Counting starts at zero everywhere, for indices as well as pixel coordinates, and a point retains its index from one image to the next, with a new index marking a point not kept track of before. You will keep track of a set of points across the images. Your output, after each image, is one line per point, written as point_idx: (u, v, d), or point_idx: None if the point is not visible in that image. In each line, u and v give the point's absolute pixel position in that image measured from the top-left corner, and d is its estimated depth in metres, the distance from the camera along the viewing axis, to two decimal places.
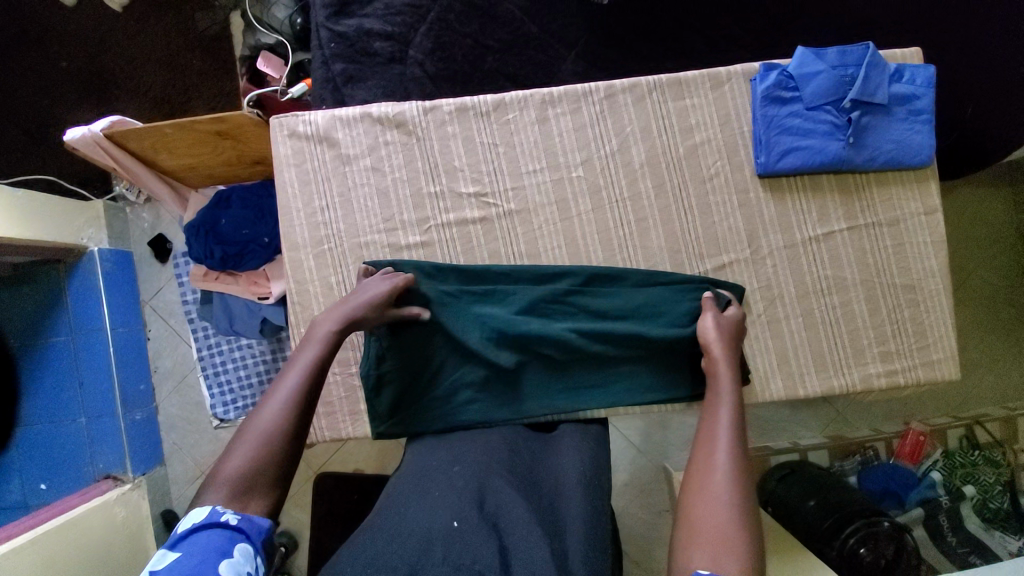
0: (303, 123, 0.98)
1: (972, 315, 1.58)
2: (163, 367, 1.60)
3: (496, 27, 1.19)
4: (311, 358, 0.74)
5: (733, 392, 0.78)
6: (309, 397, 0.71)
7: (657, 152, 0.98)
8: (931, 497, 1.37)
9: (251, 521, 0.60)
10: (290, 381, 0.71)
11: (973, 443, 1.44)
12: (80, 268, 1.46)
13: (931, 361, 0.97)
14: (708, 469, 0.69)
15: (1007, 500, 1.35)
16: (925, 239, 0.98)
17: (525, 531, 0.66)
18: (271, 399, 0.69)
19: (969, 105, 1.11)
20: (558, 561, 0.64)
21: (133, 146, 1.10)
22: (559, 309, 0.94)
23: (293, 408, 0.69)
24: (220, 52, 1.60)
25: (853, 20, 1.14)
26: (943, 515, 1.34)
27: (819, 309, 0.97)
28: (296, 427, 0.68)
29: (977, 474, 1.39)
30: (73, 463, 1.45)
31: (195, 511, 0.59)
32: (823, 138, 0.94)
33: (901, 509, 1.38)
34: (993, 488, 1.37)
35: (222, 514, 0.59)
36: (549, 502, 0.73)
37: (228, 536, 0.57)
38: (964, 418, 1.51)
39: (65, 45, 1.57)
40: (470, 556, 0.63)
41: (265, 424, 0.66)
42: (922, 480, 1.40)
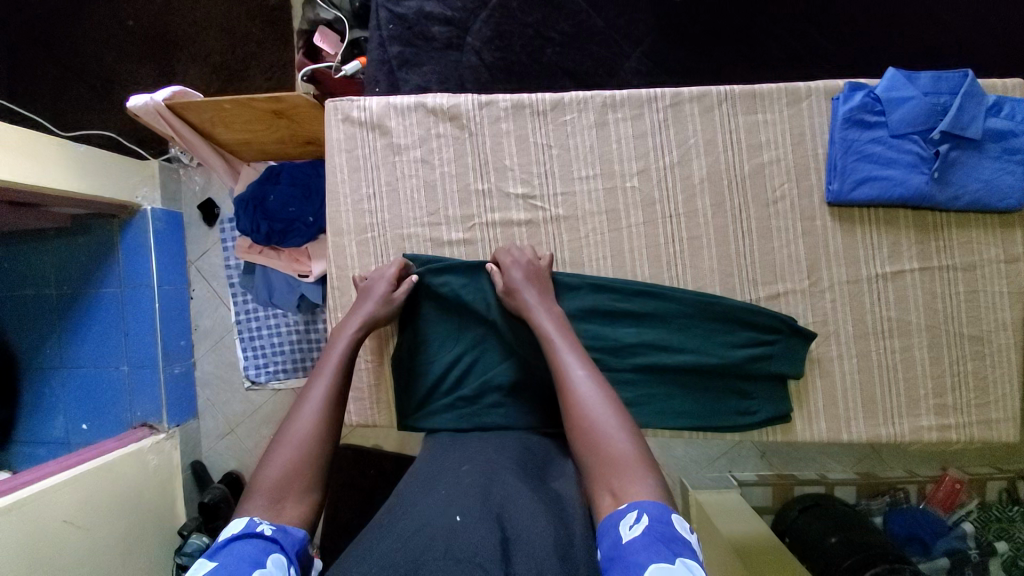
0: (358, 108, 0.97)
1: None
2: (202, 327, 1.66)
3: (560, 18, 1.14)
4: (334, 367, 0.80)
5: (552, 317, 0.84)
6: (336, 406, 0.76)
7: (719, 168, 0.92)
8: (958, 548, 1.28)
9: (284, 531, 0.61)
10: (316, 390, 0.76)
11: (1013, 498, 1.38)
12: (132, 225, 1.51)
13: (990, 421, 0.90)
14: (580, 407, 0.73)
15: None
16: (1002, 289, 0.90)
17: (530, 526, 0.63)
18: (302, 408, 0.74)
19: None
20: (562, 552, 0.59)
21: (191, 117, 1.11)
22: (603, 322, 0.91)
23: (323, 415, 0.74)
24: (280, 23, 1.60)
25: (951, 39, 1.04)
26: (970, 568, 1.26)
27: (876, 352, 0.91)
28: (328, 433, 0.73)
29: (1013, 531, 1.30)
30: (114, 409, 1.53)
31: (233, 524, 0.60)
32: (904, 170, 0.87)
33: (925, 557, 1.30)
34: None
35: (257, 526, 0.59)
36: (554, 495, 0.71)
37: (262, 545, 0.57)
38: (1008, 471, 1.44)
39: (134, 5, 1.60)
40: (471, 549, 0.58)
41: (300, 434, 0.71)
42: (951, 530, 1.33)
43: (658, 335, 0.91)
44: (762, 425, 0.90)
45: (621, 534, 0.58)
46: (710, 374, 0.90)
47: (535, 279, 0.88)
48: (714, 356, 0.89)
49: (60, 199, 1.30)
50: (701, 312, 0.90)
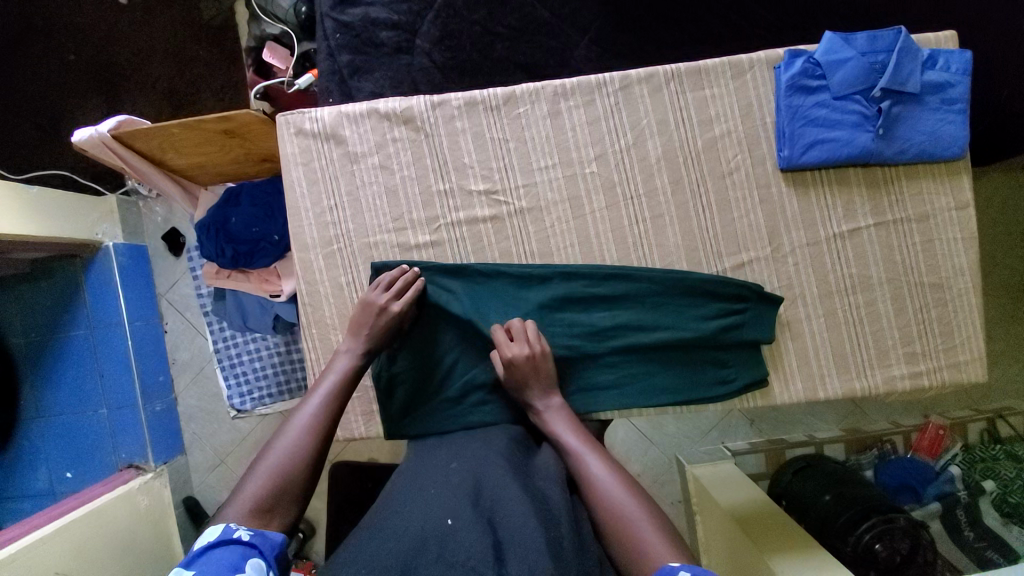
0: (310, 120, 0.96)
1: (995, 307, 1.57)
2: (180, 359, 1.63)
3: (505, 12, 1.14)
4: (328, 387, 0.81)
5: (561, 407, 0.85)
6: (325, 425, 0.76)
7: (674, 146, 0.94)
8: (949, 492, 1.34)
9: (262, 536, 0.61)
10: (308, 410, 0.77)
11: (995, 437, 1.43)
12: (96, 263, 1.47)
13: (958, 363, 0.94)
14: (602, 491, 0.72)
15: None
16: (955, 235, 0.94)
17: (520, 522, 0.63)
18: (291, 426, 0.75)
19: (1006, 88, 1.06)
20: (552, 548, 0.61)
21: (141, 145, 1.09)
22: (577, 309, 0.92)
23: (310, 435, 0.74)
24: (227, 43, 1.58)
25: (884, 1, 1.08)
26: (961, 509, 1.30)
27: (842, 309, 0.93)
28: (313, 451, 0.73)
29: (996, 469, 1.35)
30: (96, 454, 1.48)
31: (209, 531, 0.60)
32: (850, 130, 0.89)
33: (917, 504, 1.35)
34: (1014, 484, 1.30)
35: (235, 531, 0.60)
36: (541, 490, 0.71)
37: (241, 552, 0.58)
38: (987, 412, 1.50)
39: (72, 38, 1.55)
40: (465, 552, 0.59)
41: (284, 451, 0.71)
42: (939, 474, 1.38)
43: (632, 316, 0.92)
44: (740, 392, 0.92)
45: None
46: (685, 348, 0.92)
47: (534, 371, 0.85)
48: (688, 329, 0.90)
49: (14, 243, 1.26)
50: (672, 288, 0.92)
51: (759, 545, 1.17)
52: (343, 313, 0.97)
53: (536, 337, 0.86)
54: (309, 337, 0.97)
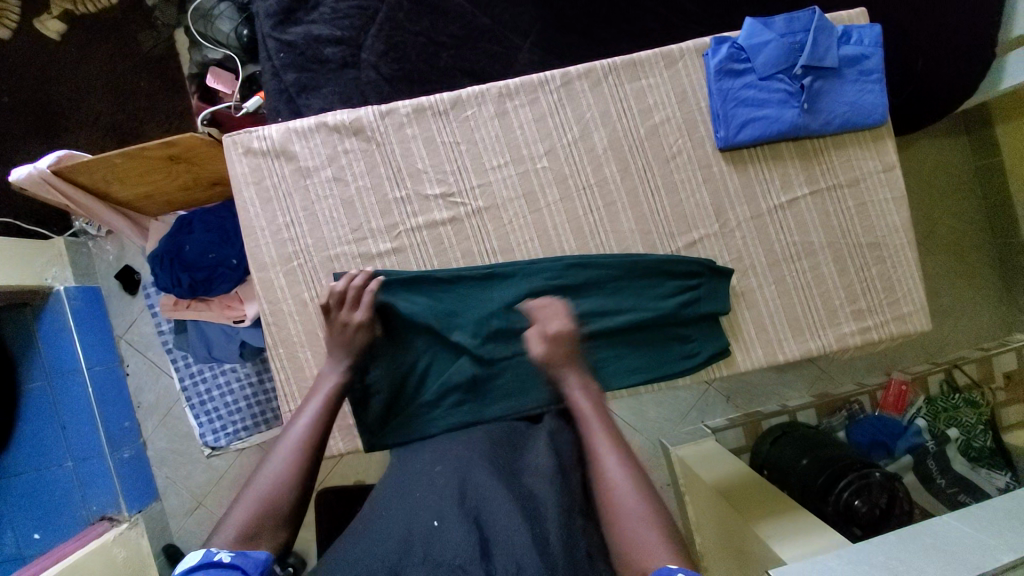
0: (258, 139, 0.96)
1: (940, 263, 1.69)
2: (146, 402, 1.57)
3: (448, 22, 1.18)
4: (315, 406, 0.79)
5: (584, 385, 0.81)
6: (316, 444, 0.75)
7: (618, 135, 0.97)
8: (919, 443, 1.43)
9: (245, 555, 0.60)
10: (296, 427, 0.76)
11: (953, 386, 1.53)
12: (48, 310, 1.41)
13: (903, 315, 1.00)
14: (607, 478, 0.70)
15: (989, 438, 1.43)
16: (885, 196, 1.00)
17: (506, 522, 0.62)
18: (277, 448, 0.73)
19: (921, 59, 1.18)
20: (539, 547, 0.60)
21: (85, 180, 1.05)
22: (542, 299, 0.94)
23: (299, 454, 0.73)
24: (169, 71, 1.55)
25: None
26: (931, 459, 1.41)
27: (790, 276, 0.98)
28: (304, 471, 0.72)
29: (958, 416, 1.46)
30: (65, 509, 1.41)
31: (194, 555, 0.60)
32: (778, 107, 0.94)
33: (891, 458, 1.44)
34: (975, 428, 1.44)
35: (215, 554, 0.59)
36: (527, 487, 0.69)
37: (221, 574, 0.57)
38: (943, 363, 1.60)
39: (6, 80, 1.51)
40: (451, 552, 0.60)
41: (274, 472, 0.70)
42: (908, 428, 1.47)
43: (598, 303, 0.94)
44: (706, 363, 0.95)
45: None
46: (650, 327, 0.95)
47: (574, 343, 0.86)
48: (651, 308, 0.94)
49: None
50: (632, 272, 0.95)
51: (747, 515, 1.20)
52: (309, 329, 0.96)
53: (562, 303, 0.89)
54: (277, 357, 0.96)
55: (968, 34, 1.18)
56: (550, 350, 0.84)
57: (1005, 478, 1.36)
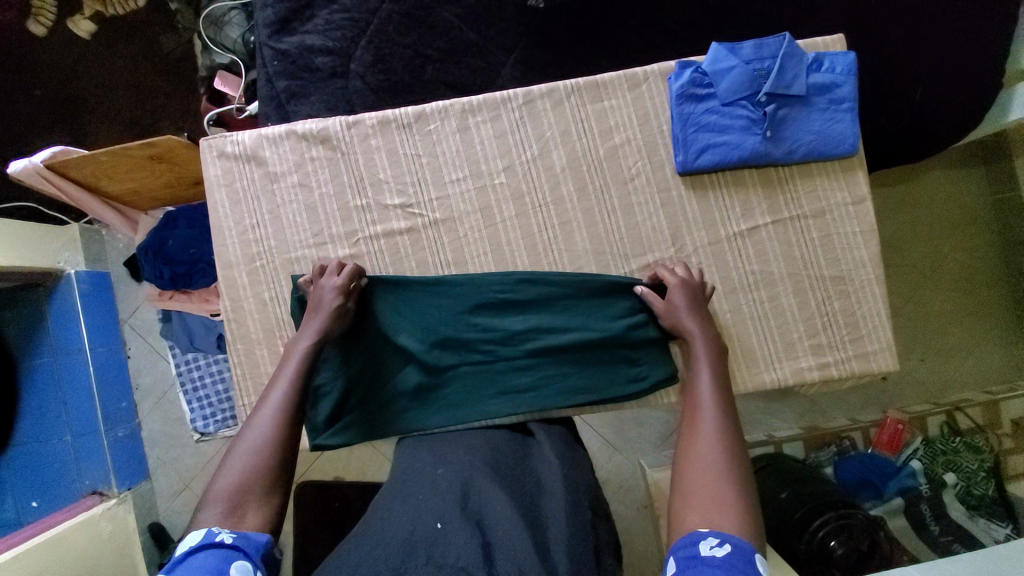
0: (232, 143, 1.00)
1: (950, 298, 1.60)
2: (144, 384, 1.64)
3: (434, 36, 1.20)
4: (290, 374, 0.81)
5: (709, 356, 0.85)
6: (293, 413, 0.77)
7: (577, 155, 0.98)
8: (911, 487, 1.37)
9: (246, 538, 0.62)
10: (275, 396, 0.78)
11: (955, 430, 1.44)
12: (59, 291, 1.49)
13: (866, 353, 0.96)
14: (699, 440, 0.73)
15: (991, 487, 1.36)
16: (853, 229, 0.97)
17: (508, 526, 0.62)
18: (256, 419, 0.75)
19: (923, 88, 1.12)
20: (541, 553, 0.60)
21: (75, 174, 1.13)
22: (490, 312, 0.95)
23: (278, 424, 0.75)
24: (184, 73, 1.63)
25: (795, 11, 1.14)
26: (925, 504, 1.35)
27: (746, 305, 0.96)
28: (286, 439, 0.74)
29: (959, 462, 1.38)
30: (63, 481, 1.49)
31: (192, 536, 0.61)
32: (739, 133, 0.94)
33: (880, 501, 1.38)
34: (976, 475, 1.37)
35: (216, 535, 0.60)
36: (533, 502, 0.69)
37: (223, 555, 0.59)
38: (945, 405, 1.50)
39: (38, 74, 1.62)
40: (454, 554, 0.59)
41: (255, 441, 0.73)
42: (902, 469, 1.40)
43: (546, 320, 0.94)
44: (653, 389, 0.94)
45: (699, 550, 0.60)
46: (597, 348, 0.94)
47: (695, 302, 0.89)
48: (598, 329, 0.94)
49: None
50: (583, 292, 0.95)
51: None
52: (267, 328, 0.99)
53: (703, 272, 0.93)
54: (235, 353, 0.99)
55: (978, 65, 1.11)
56: (688, 316, 0.88)
57: (1006, 530, 1.31)
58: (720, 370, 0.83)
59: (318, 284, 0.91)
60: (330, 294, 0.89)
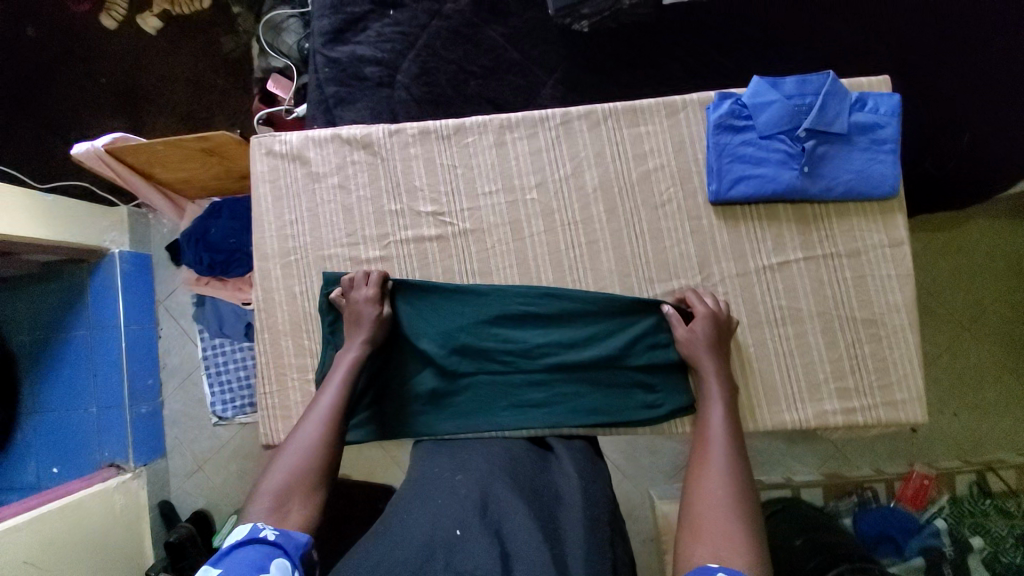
0: (279, 142, 1.05)
1: (991, 353, 1.53)
2: (171, 365, 1.68)
3: (479, 53, 1.24)
4: (338, 381, 0.87)
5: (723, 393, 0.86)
6: (339, 420, 0.83)
7: (610, 177, 0.99)
8: (934, 547, 1.27)
9: (287, 536, 0.64)
10: (323, 401, 0.84)
11: (985, 491, 1.38)
12: (100, 268, 1.58)
13: (895, 402, 0.93)
14: (710, 477, 0.74)
15: (1021, 555, 1.23)
16: (889, 272, 0.95)
17: (528, 537, 0.62)
18: (306, 422, 0.82)
19: (968, 135, 1.09)
20: (559, 567, 0.59)
21: (132, 161, 1.20)
22: (511, 324, 0.96)
23: (325, 429, 0.81)
24: (240, 73, 1.72)
25: (841, 50, 1.13)
26: (947, 566, 1.23)
27: (771, 340, 0.95)
28: (330, 444, 0.80)
29: (989, 525, 1.30)
30: (84, 451, 1.55)
31: (237, 530, 0.63)
32: (775, 167, 0.93)
33: (898, 559, 1.29)
34: (1005, 541, 1.27)
35: (260, 531, 0.63)
36: (553, 516, 0.69)
37: (266, 551, 0.60)
38: (977, 463, 1.45)
39: (107, 64, 1.73)
40: (472, 562, 0.60)
41: (304, 443, 0.79)
42: (924, 528, 1.32)
43: (566, 338, 0.95)
44: (668, 417, 0.93)
45: None
46: (614, 370, 0.94)
47: (716, 329, 0.90)
48: (618, 351, 0.93)
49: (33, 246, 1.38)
50: (605, 312, 0.95)
51: None
52: (295, 321, 1.03)
53: (730, 303, 0.93)
54: (262, 342, 1.03)
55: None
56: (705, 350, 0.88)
57: None
58: (733, 411, 0.84)
59: (352, 297, 0.94)
60: (372, 302, 0.93)
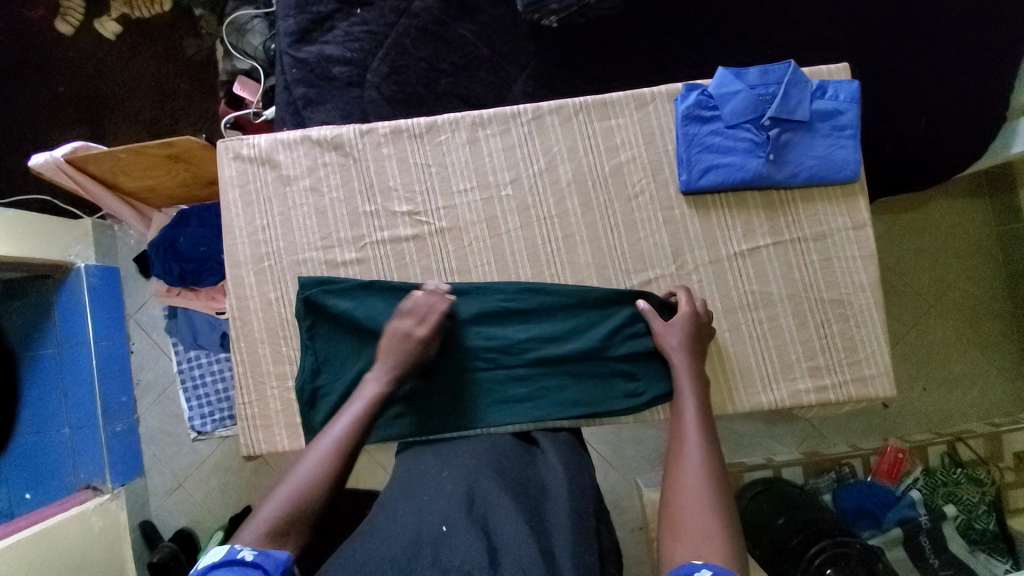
0: (248, 146, 1.03)
1: (954, 328, 1.60)
2: (145, 380, 1.64)
3: (449, 51, 1.24)
4: (359, 407, 0.82)
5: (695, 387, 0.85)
6: (353, 450, 0.78)
7: (583, 171, 1.00)
8: (910, 517, 1.34)
9: (267, 554, 0.61)
10: (339, 426, 0.79)
11: (956, 460, 1.42)
12: (68, 284, 1.52)
13: (864, 378, 0.96)
14: (687, 472, 0.73)
15: (993, 521, 1.33)
16: (854, 253, 0.98)
17: (514, 529, 0.63)
18: (317, 445, 0.77)
19: (922, 118, 1.14)
20: (546, 557, 0.60)
21: (94, 170, 1.16)
22: (492, 321, 0.96)
23: (337, 458, 0.76)
24: (204, 77, 1.68)
25: (801, 40, 1.16)
26: (924, 536, 1.30)
27: (745, 324, 0.97)
28: (339, 474, 0.75)
29: (960, 493, 1.37)
30: (57, 473, 1.49)
31: (214, 551, 0.61)
32: (742, 155, 0.96)
33: (878, 531, 1.36)
34: (978, 509, 1.35)
35: (237, 552, 0.60)
36: (540, 508, 0.70)
37: (242, 572, 0.58)
38: (947, 434, 1.48)
39: (63, 72, 1.67)
40: (459, 557, 0.59)
41: (311, 468, 0.74)
42: (900, 500, 1.38)
43: (547, 332, 0.95)
44: (649, 405, 0.95)
45: None
46: (595, 360, 0.95)
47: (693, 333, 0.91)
48: (598, 342, 0.94)
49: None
50: (584, 305, 0.96)
51: None
52: (272, 327, 1.01)
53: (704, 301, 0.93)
54: (238, 351, 1.01)
55: (978, 96, 1.13)
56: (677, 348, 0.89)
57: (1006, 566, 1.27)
58: (705, 403, 0.84)
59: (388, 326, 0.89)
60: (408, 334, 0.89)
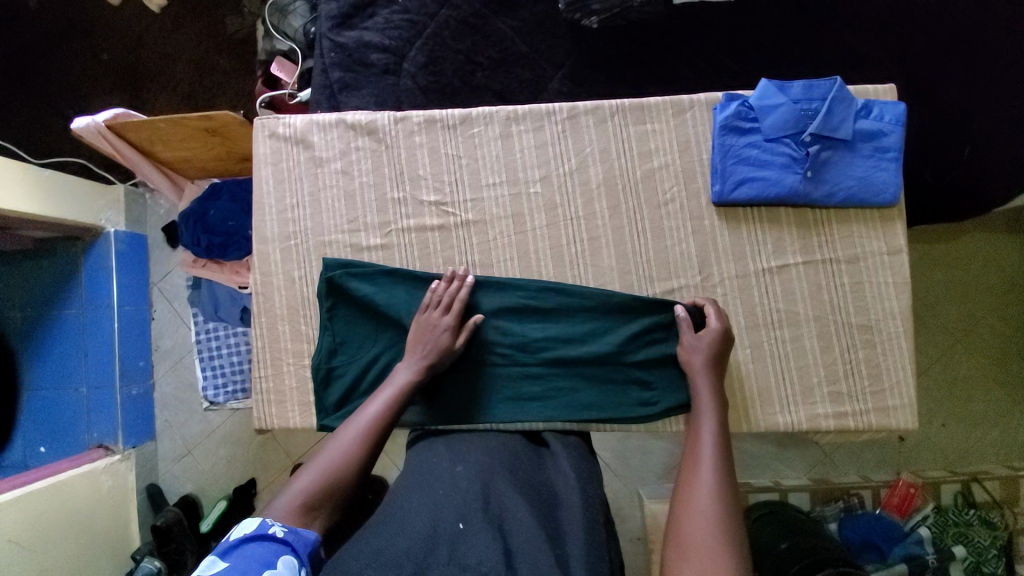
0: (283, 125, 1.04)
1: (980, 366, 1.55)
2: (163, 347, 1.67)
3: (487, 45, 1.23)
4: (389, 395, 0.84)
5: (715, 404, 0.83)
6: (381, 436, 0.81)
7: (614, 174, 0.99)
8: (917, 555, 1.31)
9: (297, 533, 0.66)
10: (369, 412, 0.82)
11: (969, 501, 1.40)
12: (96, 247, 1.55)
13: (887, 408, 0.94)
14: (699, 492, 0.71)
15: (1001, 565, 1.31)
16: (886, 279, 0.96)
17: (531, 532, 0.63)
18: (348, 429, 0.79)
19: (968, 146, 1.10)
20: (561, 563, 0.60)
21: (133, 137, 1.18)
22: (510, 317, 0.96)
23: (365, 442, 0.78)
24: (244, 55, 1.70)
25: (848, 57, 1.13)
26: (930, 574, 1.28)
27: (768, 342, 0.95)
28: (366, 457, 0.77)
29: (970, 535, 1.34)
30: (72, 431, 1.54)
31: (247, 522, 0.65)
32: (779, 170, 0.94)
33: (881, 563, 1.33)
34: (987, 552, 1.32)
35: (270, 527, 0.65)
36: (553, 512, 0.69)
37: (275, 548, 0.63)
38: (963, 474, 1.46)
39: (109, 40, 1.71)
40: (475, 556, 0.59)
41: (341, 450, 0.76)
42: (908, 535, 1.34)
43: (565, 332, 0.95)
44: (661, 415, 0.93)
45: None
46: (611, 365, 0.94)
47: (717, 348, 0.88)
48: (615, 347, 0.93)
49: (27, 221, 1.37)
50: (604, 309, 0.95)
51: None
52: (293, 305, 1.02)
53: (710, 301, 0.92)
54: (258, 325, 1.02)
55: None
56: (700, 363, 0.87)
57: None
58: (723, 421, 0.81)
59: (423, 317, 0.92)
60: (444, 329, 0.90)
